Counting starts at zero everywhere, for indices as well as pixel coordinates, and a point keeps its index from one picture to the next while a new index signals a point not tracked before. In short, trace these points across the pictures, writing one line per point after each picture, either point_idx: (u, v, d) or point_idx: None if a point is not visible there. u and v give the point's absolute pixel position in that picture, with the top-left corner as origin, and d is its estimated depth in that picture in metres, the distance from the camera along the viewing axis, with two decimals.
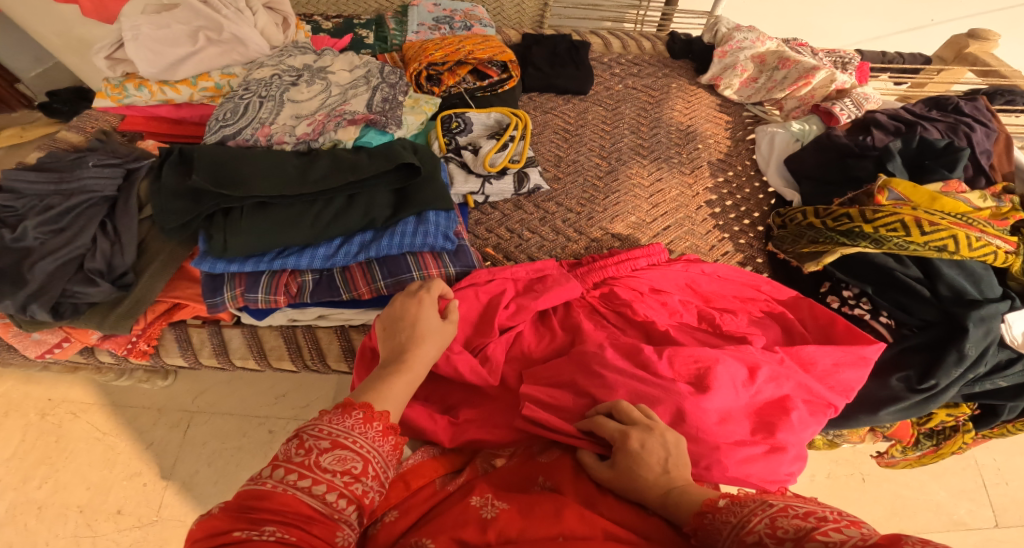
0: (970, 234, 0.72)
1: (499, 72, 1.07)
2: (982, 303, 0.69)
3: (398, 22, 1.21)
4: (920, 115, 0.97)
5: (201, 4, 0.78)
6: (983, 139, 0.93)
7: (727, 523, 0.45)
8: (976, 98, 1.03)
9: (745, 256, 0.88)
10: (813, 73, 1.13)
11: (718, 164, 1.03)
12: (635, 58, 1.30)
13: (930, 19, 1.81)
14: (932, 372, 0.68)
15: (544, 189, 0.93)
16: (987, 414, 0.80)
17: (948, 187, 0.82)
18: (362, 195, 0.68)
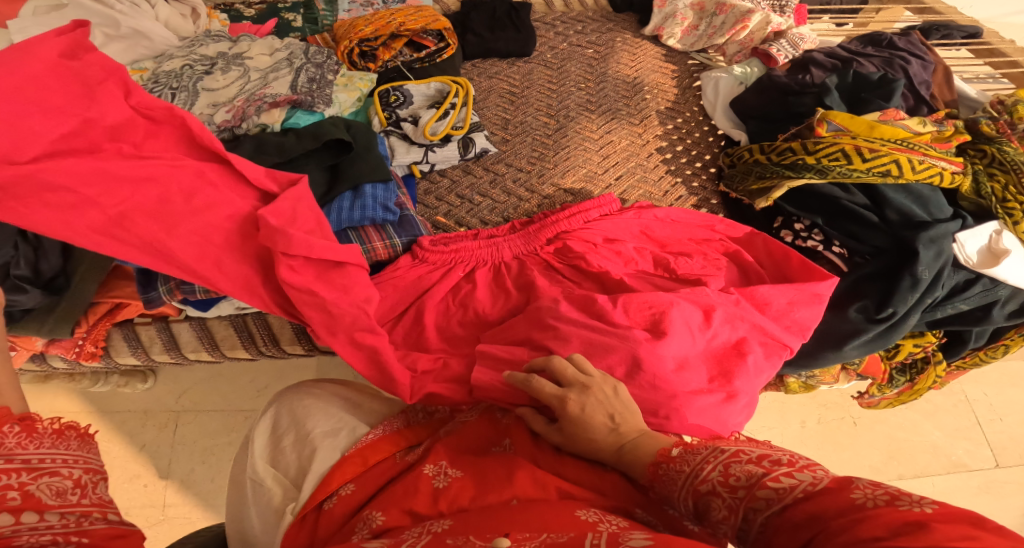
0: (912, 157, 0.72)
1: (436, 42, 1.04)
2: (932, 224, 0.69)
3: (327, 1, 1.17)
4: (856, 52, 0.96)
5: (91, 3, 0.74)
6: (920, 71, 0.92)
7: (681, 473, 0.44)
8: (909, 34, 1.02)
9: (699, 199, 0.88)
10: (750, 16, 1.12)
11: (666, 112, 1.01)
12: (579, 16, 1.27)
13: None
14: (889, 300, 0.68)
15: (492, 152, 0.90)
16: (955, 342, 0.80)
17: (886, 116, 0.82)
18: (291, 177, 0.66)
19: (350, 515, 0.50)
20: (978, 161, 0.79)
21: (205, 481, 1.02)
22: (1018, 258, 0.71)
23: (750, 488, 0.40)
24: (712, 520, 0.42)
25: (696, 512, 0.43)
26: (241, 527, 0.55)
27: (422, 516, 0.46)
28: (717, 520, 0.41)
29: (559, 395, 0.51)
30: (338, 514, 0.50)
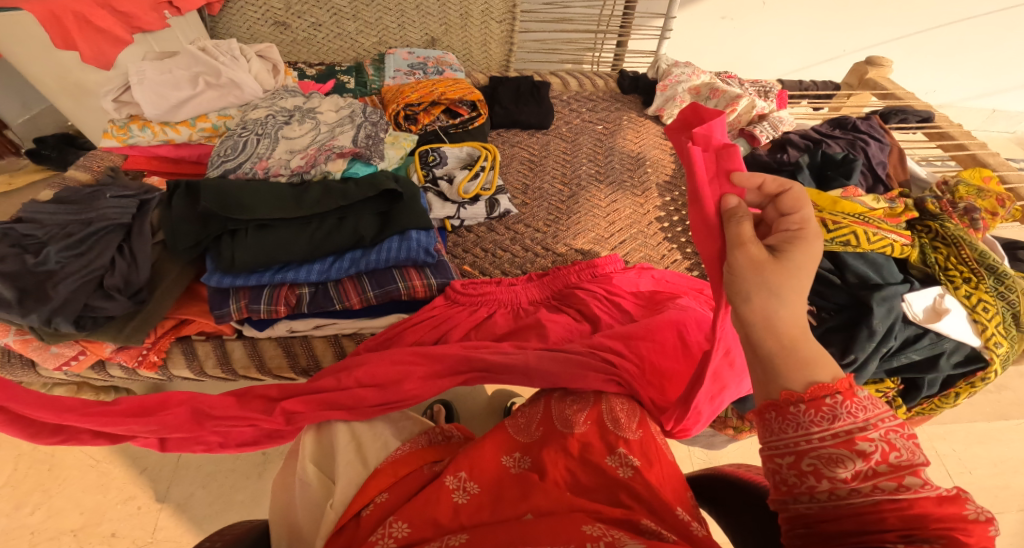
0: (868, 230, 0.85)
1: (470, 111, 1.20)
2: (884, 286, 0.82)
3: (376, 68, 1.35)
4: (825, 134, 1.15)
5: (200, 53, 0.92)
6: (877, 152, 1.10)
7: (854, 415, 0.45)
8: (872, 118, 1.21)
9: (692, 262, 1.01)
10: (738, 101, 1.28)
11: (665, 185, 1.16)
12: (590, 95, 1.46)
13: (843, 50, 2.21)
14: (850, 348, 0.79)
15: (513, 213, 1.03)
16: (911, 388, 0.90)
17: (846, 193, 0.96)
18: (351, 217, 0.79)
19: (382, 520, 0.57)
20: (924, 235, 0.94)
21: (201, 506, 1.08)
22: (956, 316, 0.83)
23: (890, 461, 0.43)
24: (827, 472, 0.44)
25: (814, 452, 0.45)
26: (288, 515, 0.61)
27: (442, 527, 0.55)
28: (833, 473, 0.44)
29: (804, 231, 0.52)
30: (373, 521, 0.57)
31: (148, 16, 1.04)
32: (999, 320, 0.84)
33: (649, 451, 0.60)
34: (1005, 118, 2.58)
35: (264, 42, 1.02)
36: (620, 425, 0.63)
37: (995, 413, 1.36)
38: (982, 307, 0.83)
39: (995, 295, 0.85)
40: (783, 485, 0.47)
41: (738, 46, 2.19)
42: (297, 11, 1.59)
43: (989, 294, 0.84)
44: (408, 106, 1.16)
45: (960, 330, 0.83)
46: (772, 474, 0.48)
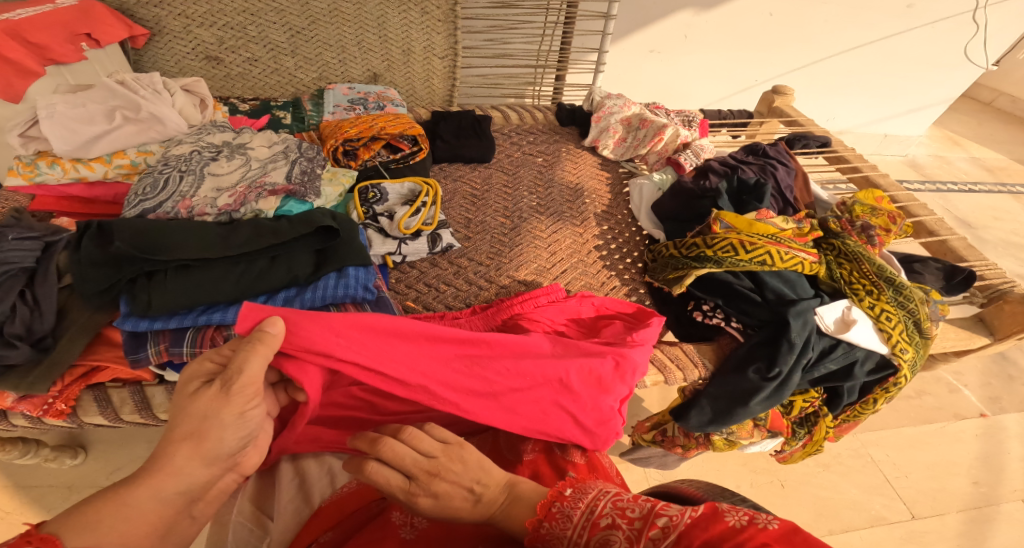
0: (780, 249, 0.95)
1: (410, 146, 1.20)
2: (798, 301, 0.89)
3: (314, 103, 1.36)
4: (740, 160, 1.28)
5: (119, 87, 0.89)
6: (785, 176, 1.24)
7: (577, 507, 0.56)
8: (778, 145, 1.38)
9: (630, 287, 1.05)
10: (664, 131, 1.38)
11: (602, 215, 1.21)
12: (531, 128, 1.51)
13: (755, 80, 2.47)
14: (775, 362, 0.85)
15: (456, 247, 1.04)
16: (833, 397, 0.97)
17: (760, 215, 1.05)
18: (284, 255, 0.77)
19: None
20: (830, 253, 1.06)
21: None
22: (863, 325, 0.91)
23: (641, 510, 0.54)
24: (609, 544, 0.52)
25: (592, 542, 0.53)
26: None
27: None
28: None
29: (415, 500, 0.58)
30: None
31: (63, 48, 1.00)
32: (902, 327, 0.93)
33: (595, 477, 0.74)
34: (896, 142, 2.89)
35: (191, 77, 1.03)
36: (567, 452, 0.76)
37: (920, 417, 1.47)
38: (885, 316, 0.92)
39: (896, 305, 0.94)
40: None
41: (667, 78, 2.38)
42: (230, 47, 1.58)
43: (889, 304, 0.94)
44: (346, 141, 1.16)
45: (870, 339, 0.91)
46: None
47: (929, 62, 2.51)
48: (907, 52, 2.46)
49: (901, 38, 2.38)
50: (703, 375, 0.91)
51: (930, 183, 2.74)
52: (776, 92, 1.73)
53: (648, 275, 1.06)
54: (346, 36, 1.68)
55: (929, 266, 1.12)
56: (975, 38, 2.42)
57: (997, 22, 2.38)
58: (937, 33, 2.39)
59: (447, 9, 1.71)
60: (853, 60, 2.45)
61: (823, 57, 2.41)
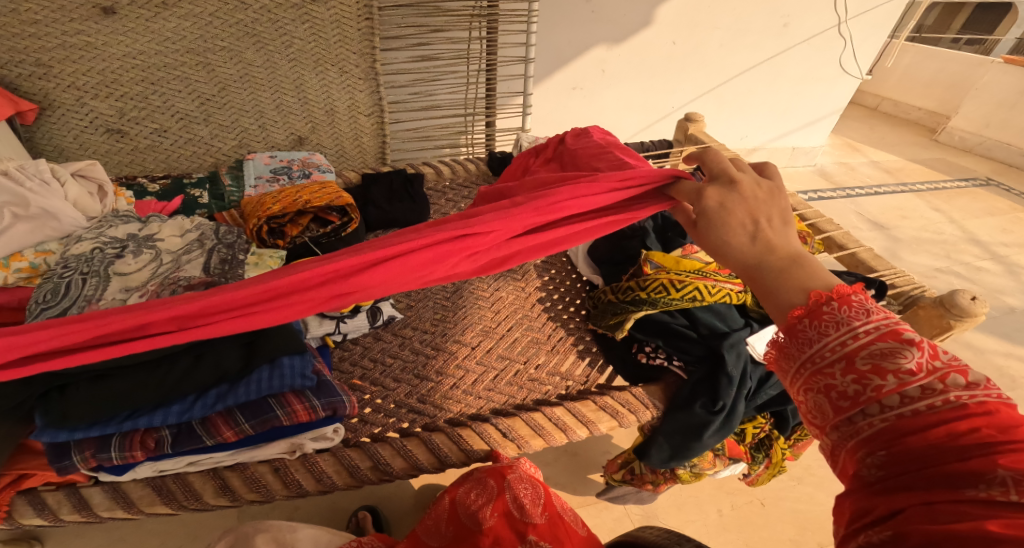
0: (707, 284, 1.06)
1: (340, 217, 1.28)
2: (730, 334, 1.02)
3: (234, 177, 1.41)
4: None
5: (7, 183, 0.94)
6: None
7: (854, 312, 0.56)
8: None
9: (576, 336, 1.18)
10: None
11: (542, 265, 1.34)
12: (464, 180, 1.65)
13: (671, 106, 2.61)
14: (719, 396, 0.96)
15: (398, 317, 1.17)
16: (781, 421, 1.07)
17: (687, 251, 1.15)
18: (207, 351, 0.88)
19: None
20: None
21: None
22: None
23: (943, 363, 0.52)
24: (885, 369, 0.53)
25: (865, 356, 0.55)
26: None
27: None
28: (891, 369, 0.53)
29: None
30: None
31: None
32: None
33: (558, 533, 0.83)
34: (803, 153, 3.12)
35: (86, 162, 1.10)
36: (525, 512, 0.84)
37: None
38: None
39: None
40: (846, 396, 0.55)
41: (594, 114, 2.50)
42: (132, 118, 1.53)
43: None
44: (270, 218, 1.20)
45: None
46: (827, 391, 0.57)
47: (813, 79, 2.76)
48: (792, 69, 2.67)
49: (787, 54, 2.60)
50: (655, 414, 1.02)
51: (840, 190, 2.98)
52: (687, 122, 1.88)
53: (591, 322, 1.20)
54: (262, 100, 1.67)
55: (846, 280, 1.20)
56: (845, 52, 2.68)
57: (861, 35, 2.65)
58: (814, 48, 2.62)
59: (367, 66, 1.74)
60: (749, 81, 2.64)
61: (724, 80, 2.59)
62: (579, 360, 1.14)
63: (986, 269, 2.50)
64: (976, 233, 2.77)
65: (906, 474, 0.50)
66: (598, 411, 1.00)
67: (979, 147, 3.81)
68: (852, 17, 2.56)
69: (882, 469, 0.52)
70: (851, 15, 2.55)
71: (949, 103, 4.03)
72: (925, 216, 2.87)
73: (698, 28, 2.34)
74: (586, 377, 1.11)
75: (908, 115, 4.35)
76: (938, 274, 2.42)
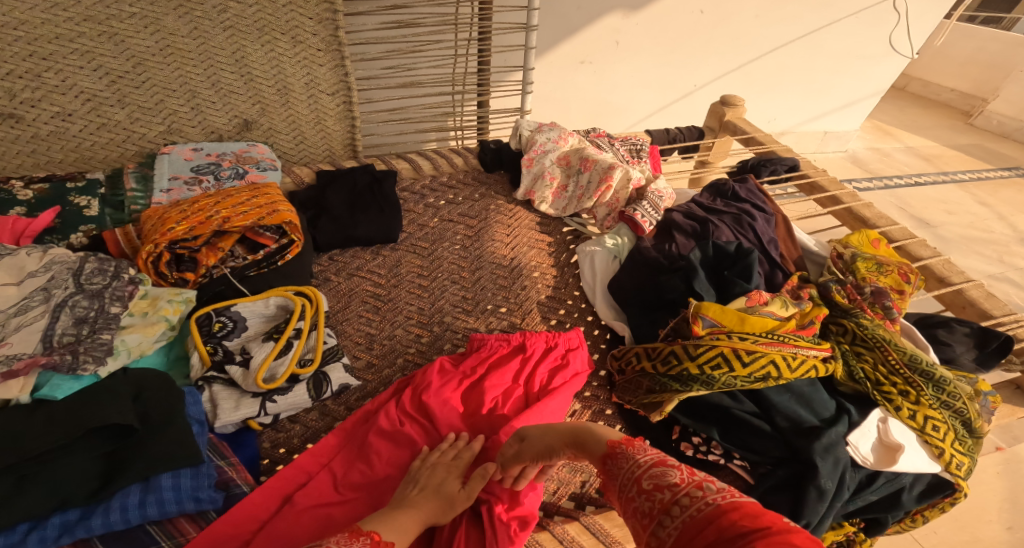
0: (786, 354, 0.79)
1: (277, 238, 0.96)
2: (822, 431, 0.74)
3: (140, 177, 1.10)
4: (709, 209, 1.04)
5: None
6: (766, 227, 1.00)
7: (632, 461, 0.59)
8: (748, 178, 1.14)
9: (593, 410, 0.93)
10: (612, 175, 1.13)
11: (548, 302, 1.03)
12: (450, 177, 1.30)
13: (693, 85, 2.25)
14: (802, 514, 0.69)
15: (354, 385, 0.89)
16: (874, 525, 0.81)
17: (752, 300, 0.85)
18: (42, 469, 0.62)
19: None
20: (840, 337, 0.88)
21: None
22: (909, 448, 0.76)
23: (703, 477, 0.54)
24: (662, 484, 0.54)
25: (647, 478, 0.56)
26: None
27: None
28: (665, 481, 0.55)
29: None
30: None
31: None
32: (951, 435, 0.78)
33: None
34: (834, 137, 2.78)
35: None
36: None
37: None
38: (932, 426, 0.77)
39: (940, 406, 0.79)
40: (645, 514, 0.54)
41: (606, 91, 2.13)
42: (24, 99, 1.16)
43: (932, 406, 0.79)
44: (174, 242, 0.89)
45: (917, 461, 0.75)
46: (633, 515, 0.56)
47: (858, 57, 2.39)
48: (836, 46, 2.31)
49: (829, 29, 2.23)
50: None
51: (877, 180, 2.65)
52: (725, 105, 1.55)
53: (616, 394, 0.92)
54: (194, 77, 1.30)
55: (957, 331, 0.93)
56: (898, 28, 2.32)
57: (917, 9, 2.29)
58: (863, 23, 2.26)
59: (327, 34, 1.39)
60: (782, 59, 2.29)
61: (755, 57, 2.23)
62: None
63: None
64: None
65: None
66: (626, 528, 0.80)
67: (1020, 132, 3.46)
68: None
69: None
70: None
71: (986, 84, 3.66)
72: (972, 211, 2.55)
73: None
74: None
75: (938, 96, 3.99)
76: (992, 283, 2.13)
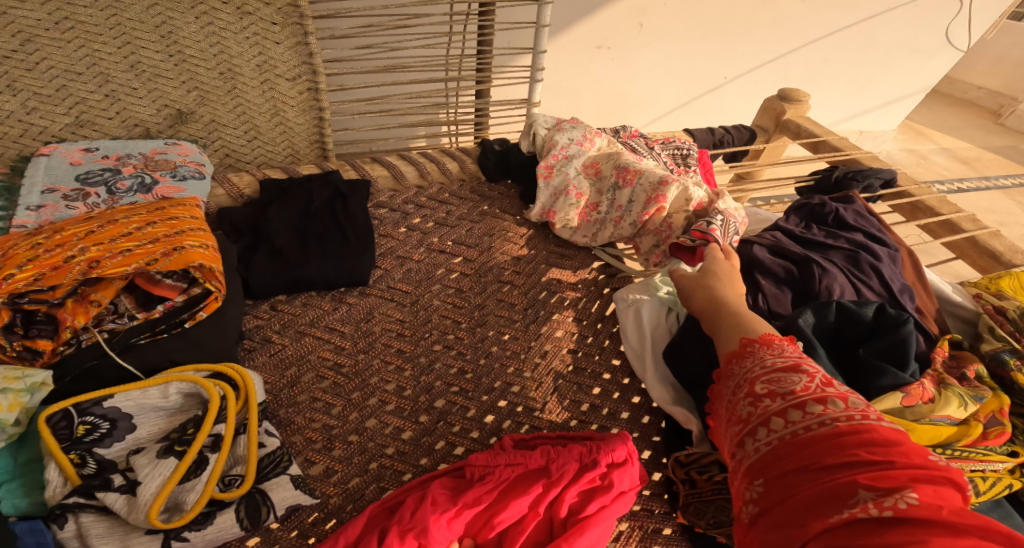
0: (968, 479, 0.52)
1: (183, 287, 0.66)
2: None
3: (4, 188, 0.80)
4: (809, 242, 0.75)
5: None
6: (892, 271, 0.71)
7: (748, 363, 0.50)
8: (850, 197, 0.85)
9: (650, 531, 0.65)
10: (664, 190, 0.83)
11: (578, 373, 0.75)
12: (441, 188, 0.99)
13: (724, 76, 1.95)
14: None
15: (311, 501, 0.59)
16: None
17: (912, 396, 0.56)
18: None
19: None
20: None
21: None
22: None
23: (838, 390, 0.45)
24: (776, 391, 0.46)
25: (762, 381, 0.47)
26: None
27: None
28: (788, 384, 0.46)
29: None
30: None
31: None
32: None
33: None
34: (870, 138, 2.51)
35: None
36: None
37: None
38: None
39: None
40: (743, 419, 0.47)
41: (626, 81, 1.83)
42: None
43: None
44: (19, 294, 0.59)
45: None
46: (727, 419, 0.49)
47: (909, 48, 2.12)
48: (888, 36, 2.03)
49: (884, 17, 1.94)
50: None
51: None
52: (786, 102, 1.28)
53: (684, 515, 0.65)
54: (101, 57, 0.93)
55: None
56: (956, 19, 2.03)
57: None
58: (920, 11, 1.98)
59: (284, 4, 1.02)
60: (828, 49, 2.00)
61: (798, 47, 1.95)
62: None
63: None
64: None
65: (774, 498, 0.41)
66: None
67: None
68: None
69: (757, 495, 0.43)
70: None
71: (1019, 80, 3.40)
72: None
73: None
74: None
75: (965, 93, 3.73)
76: None
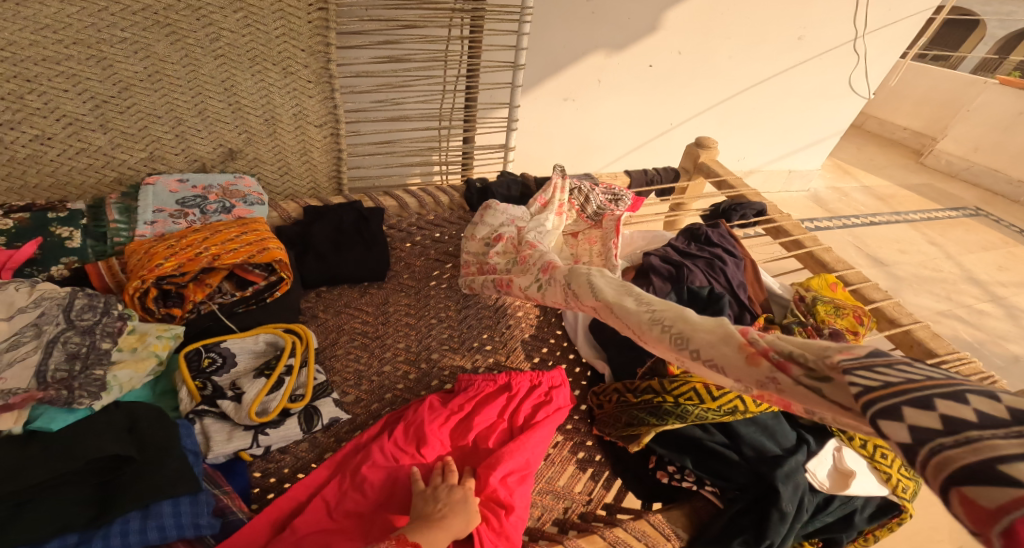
0: None
1: (266, 275, 0.99)
2: (784, 460, 0.85)
3: (124, 209, 1.12)
4: (684, 252, 1.11)
5: None
6: (734, 271, 1.09)
7: None
8: (719, 223, 1.23)
9: (575, 442, 0.98)
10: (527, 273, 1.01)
11: (531, 342, 1.09)
12: (435, 215, 1.33)
13: (670, 124, 2.37)
14: (767, 536, 0.80)
15: (343, 418, 0.91)
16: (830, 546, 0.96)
17: None
18: (40, 500, 0.67)
19: None
20: None
21: None
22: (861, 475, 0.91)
23: None
24: None
25: None
26: None
27: None
28: None
29: None
30: None
31: None
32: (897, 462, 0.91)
33: None
34: (799, 176, 2.94)
35: None
36: None
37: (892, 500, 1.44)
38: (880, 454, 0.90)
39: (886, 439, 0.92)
40: None
41: (588, 127, 2.22)
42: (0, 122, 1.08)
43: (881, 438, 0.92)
44: (162, 277, 0.91)
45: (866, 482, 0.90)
46: None
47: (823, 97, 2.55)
48: (805, 84, 2.46)
49: (797, 69, 2.38)
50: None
51: (836, 218, 2.82)
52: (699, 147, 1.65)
53: (598, 427, 0.99)
54: (180, 105, 1.24)
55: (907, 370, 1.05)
56: (856, 69, 2.48)
57: (875, 50, 2.46)
58: (826, 63, 2.40)
59: (318, 67, 1.36)
60: (757, 95, 2.42)
61: (730, 96, 2.36)
62: (580, 474, 0.94)
63: (988, 313, 2.38)
64: (974, 271, 2.65)
65: None
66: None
67: (966, 172, 3.71)
68: (870, 31, 2.37)
69: None
70: (868, 30, 2.36)
71: (937, 123, 3.92)
72: (924, 250, 2.73)
73: (708, 35, 2.09)
74: (589, 493, 0.92)
75: (893, 134, 4.24)
76: (940, 319, 2.29)
